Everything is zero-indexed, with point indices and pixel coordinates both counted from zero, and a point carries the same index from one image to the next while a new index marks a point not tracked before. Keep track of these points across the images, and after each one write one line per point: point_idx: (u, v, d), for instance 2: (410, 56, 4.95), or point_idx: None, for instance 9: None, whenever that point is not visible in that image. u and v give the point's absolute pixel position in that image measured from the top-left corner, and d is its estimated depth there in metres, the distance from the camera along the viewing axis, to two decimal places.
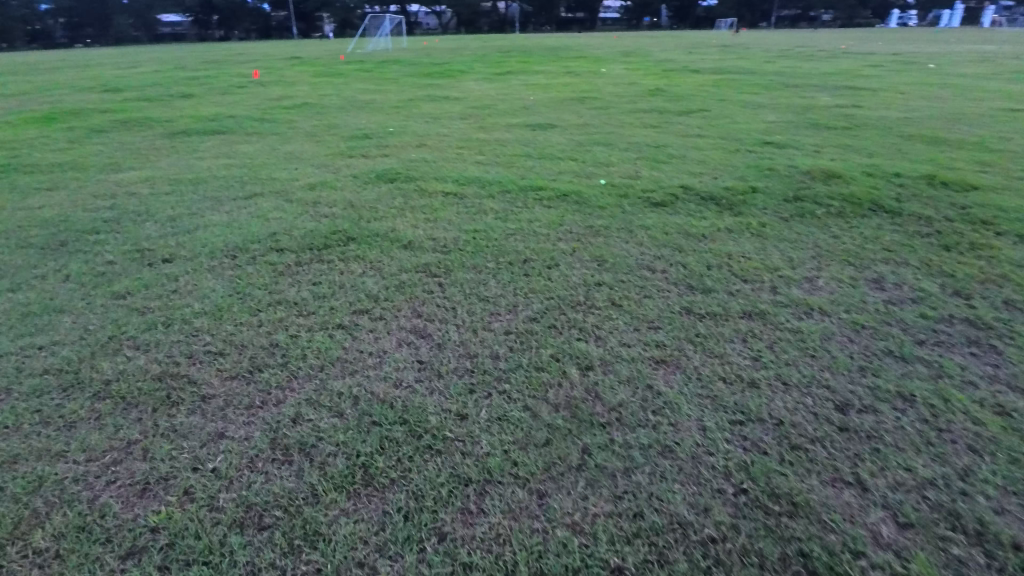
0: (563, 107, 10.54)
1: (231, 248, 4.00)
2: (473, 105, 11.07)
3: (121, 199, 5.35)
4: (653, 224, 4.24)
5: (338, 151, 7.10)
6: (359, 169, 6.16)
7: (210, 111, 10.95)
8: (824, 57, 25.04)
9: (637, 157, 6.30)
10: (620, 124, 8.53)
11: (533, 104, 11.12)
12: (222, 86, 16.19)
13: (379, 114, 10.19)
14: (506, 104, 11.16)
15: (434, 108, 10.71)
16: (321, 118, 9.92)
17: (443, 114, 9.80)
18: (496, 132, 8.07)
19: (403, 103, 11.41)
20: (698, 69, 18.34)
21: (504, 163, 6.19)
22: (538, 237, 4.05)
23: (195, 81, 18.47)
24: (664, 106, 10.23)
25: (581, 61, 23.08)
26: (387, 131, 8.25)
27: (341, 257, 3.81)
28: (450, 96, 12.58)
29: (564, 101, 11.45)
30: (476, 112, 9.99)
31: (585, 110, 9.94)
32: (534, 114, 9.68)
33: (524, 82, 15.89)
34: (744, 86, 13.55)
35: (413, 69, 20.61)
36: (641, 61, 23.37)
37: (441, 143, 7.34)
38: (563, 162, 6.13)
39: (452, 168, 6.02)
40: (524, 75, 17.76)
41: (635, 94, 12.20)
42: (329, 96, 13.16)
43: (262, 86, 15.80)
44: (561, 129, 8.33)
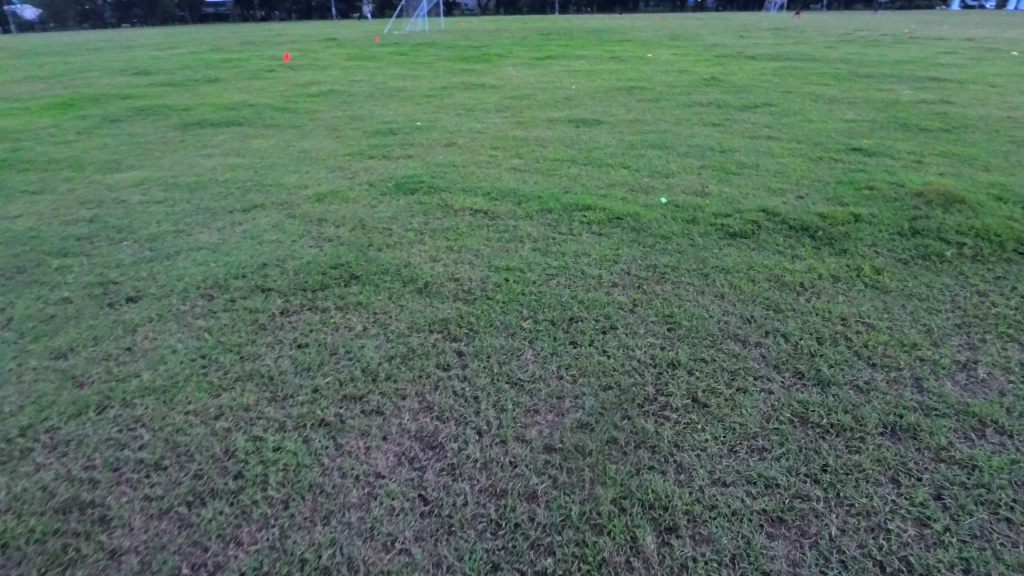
0: (609, 99, 9.55)
1: (206, 287, 3.27)
2: (511, 95, 10.17)
3: (107, 208, 4.72)
4: (734, 269, 3.32)
5: (357, 149, 6.35)
6: (378, 174, 5.39)
7: (232, 98, 10.34)
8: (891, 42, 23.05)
9: (701, 166, 5.35)
10: (674, 121, 7.54)
11: (575, 94, 10.16)
12: (251, 70, 15.61)
13: (409, 104, 9.40)
14: (546, 94, 10.22)
15: (467, 98, 9.85)
16: (346, 107, 9.18)
17: (478, 106, 8.94)
18: (535, 129, 7.19)
19: (435, 92, 10.60)
20: (754, 56, 16.92)
21: (544, 170, 5.33)
22: (587, 282, 3.19)
23: (227, 63, 18.04)
24: (723, 98, 9.14)
25: (626, 45, 21.87)
26: (415, 126, 7.47)
27: (338, 303, 3.05)
28: (487, 84, 11.67)
29: (610, 91, 10.43)
30: (513, 104, 9.10)
31: (634, 103, 8.94)
32: (577, 107, 8.74)
33: (565, 67, 14.83)
34: (810, 75, 12.25)
35: (449, 53, 19.75)
36: (690, 45, 21.89)
37: (473, 142, 6.52)
38: (613, 172, 5.22)
39: (483, 175, 5.20)
40: (566, 60, 16.72)
41: (689, 83, 11.08)
42: (359, 82, 12.46)
43: (292, 70, 15.17)
44: (608, 125, 7.40)
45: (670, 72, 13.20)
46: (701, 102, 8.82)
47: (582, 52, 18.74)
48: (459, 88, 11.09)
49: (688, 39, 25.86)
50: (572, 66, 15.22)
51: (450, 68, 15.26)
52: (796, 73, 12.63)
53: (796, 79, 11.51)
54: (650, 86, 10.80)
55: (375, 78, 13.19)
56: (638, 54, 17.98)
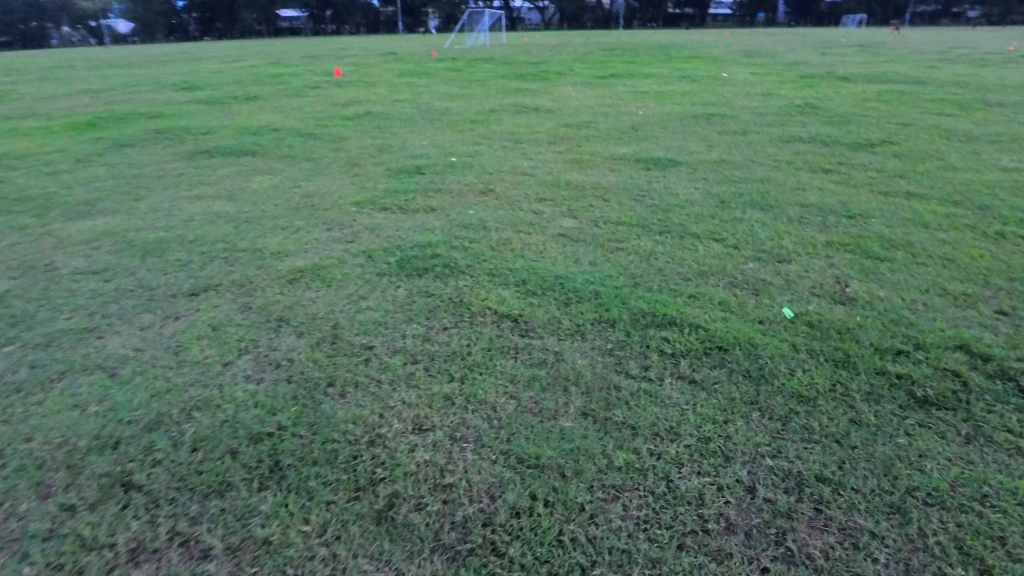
0: (684, 129, 8.02)
1: (47, 471, 2.02)
2: (568, 121, 8.79)
3: (30, 278, 3.66)
4: (955, 504, 1.80)
5: (370, 195, 5.12)
6: (383, 237, 4.11)
7: (261, 120, 9.46)
8: (1006, 62, 20.30)
9: (827, 243, 3.79)
10: (771, 165, 5.97)
11: (643, 121, 8.68)
12: (298, 86, 14.95)
13: (450, 131, 8.20)
14: (608, 120, 8.78)
15: (516, 124, 8.54)
16: (378, 135, 8.06)
17: (528, 137, 7.61)
18: (595, 172, 5.77)
19: (481, 116, 9.40)
20: (847, 76, 14.90)
21: (604, 242, 3.90)
22: (678, 517, 1.77)
23: (279, 78, 17.62)
24: (829, 133, 7.44)
25: (697, 62, 20.20)
26: (448, 162, 6.23)
27: (233, 532, 1.75)
28: (540, 107, 10.35)
29: (684, 118, 8.88)
30: (569, 134, 7.71)
31: (717, 136, 7.40)
32: (646, 140, 7.29)
33: (631, 88, 13.34)
34: (927, 102, 10.26)
35: (506, 69, 18.70)
36: (771, 64, 19.91)
37: (514, 189, 5.18)
38: (701, 249, 3.73)
39: (519, 247, 3.84)
40: (631, 79, 15.29)
41: (782, 110, 9.36)
42: (403, 103, 11.45)
43: (338, 88, 14.37)
44: (686, 166, 5.90)
45: (754, 95, 11.49)
46: (802, 138, 7.16)
47: (649, 70, 17.20)
48: (510, 112, 9.81)
49: (767, 56, 23.80)
50: (638, 86, 13.74)
51: (504, 86, 14.05)
52: (908, 99, 10.67)
53: (910, 107, 9.67)
54: (733, 113, 9.17)
55: (421, 98, 12.13)
56: (712, 72, 16.27)
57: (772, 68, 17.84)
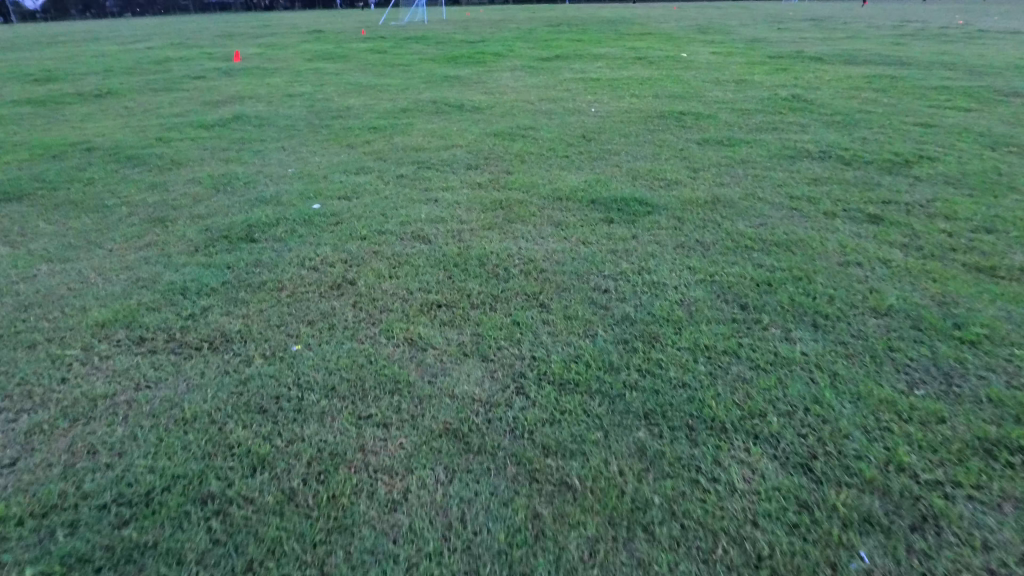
0: (651, 139, 6.03)
1: None
2: (498, 127, 6.64)
3: None
4: None
5: (133, 305, 2.94)
6: (76, 453, 1.98)
7: (86, 132, 6.99)
8: (969, 39, 19.28)
9: (981, 445, 1.89)
10: (785, 208, 4.03)
11: (596, 126, 6.62)
12: (179, 76, 12.26)
13: (335, 149, 5.96)
14: (551, 124, 6.67)
15: (428, 134, 6.35)
16: (229, 157, 5.74)
17: (439, 157, 5.45)
18: (526, 230, 3.70)
19: (387, 119, 7.19)
20: (819, 57, 13.26)
21: (532, 453, 1.88)
22: None
23: (163, 64, 14.75)
24: (843, 145, 5.55)
25: (651, 40, 18.32)
26: (305, 212, 4.07)
27: None
28: (466, 104, 8.12)
29: (648, 121, 6.86)
30: (496, 151, 5.59)
31: (697, 154, 5.42)
32: (602, 160, 5.25)
33: (580, 73, 11.22)
34: (931, 91, 8.58)
35: (439, 50, 16.34)
36: (730, 42, 18.19)
37: (387, 280, 3.07)
38: (735, 486, 1.76)
39: (349, 490, 1.78)
40: (580, 61, 13.24)
41: (767, 105, 7.46)
42: (296, 99, 9.07)
43: (226, 78, 11.74)
44: (664, 213, 3.90)
45: (725, 83, 9.55)
46: (812, 155, 5.26)
47: (600, 51, 15.12)
48: (425, 113, 7.59)
49: (725, 34, 22.02)
50: (588, 71, 11.63)
51: (429, 74, 11.71)
52: (906, 87, 8.93)
53: (913, 99, 8.03)
54: (708, 111, 7.22)
55: (321, 91, 9.70)
56: (671, 54, 14.35)
57: (734, 48, 16.02)
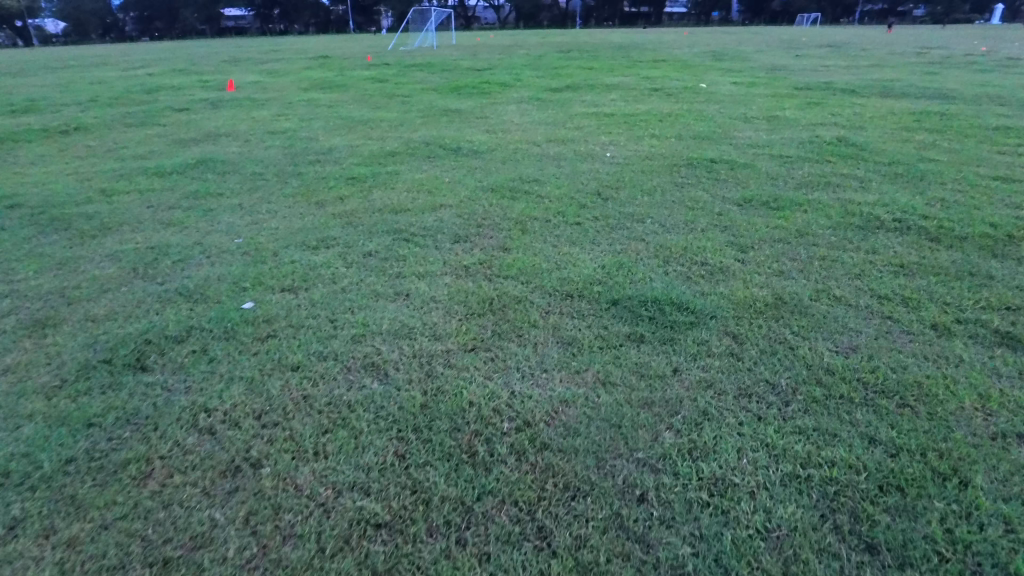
0: (679, 197, 5.00)
1: None
2: (497, 178, 5.66)
3: None
4: None
5: None
6: None
7: (22, 181, 6.07)
8: (998, 68, 18.41)
9: None
10: (875, 317, 2.98)
11: (613, 178, 5.62)
12: (161, 107, 11.47)
13: (301, 208, 5.00)
14: (559, 176, 5.69)
15: (414, 189, 5.39)
16: (171, 220, 4.77)
17: (422, 223, 4.46)
18: (523, 356, 2.65)
19: (370, 166, 6.26)
20: (849, 89, 12.34)
21: None
22: None
23: (151, 93, 14.04)
24: (919, 209, 4.51)
25: (665, 68, 17.53)
26: (229, 314, 3.07)
27: None
28: (464, 146, 7.17)
29: (673, 171, 5.85)
30: (493, 215, 4.59)
31: (740, 221, 4.38)
32: (622, 231, 4.23)
33: (591, 107, 10.33)
34: (990, 133, 7.57)
35: (442, 79, 15.60)
36: (749, 71, 17.36)
37: (312, 464, 2.04)
38: None
39: None
40: (592, 92, 12.37)
41: (811, 152, 6.44)
42: (276, 137, 8.18)
43: (209, 110, 10.89)
44: (713, 326, 2.85)
45: (755, 121, 8.54)
46: (885, 226, 4.22)
47: (613, 81, 14.24)
48: (415, 158, 6.63)
49: (743, 61, 21.20)
50: (601, 104, 10.69)
51: (428, 107, 10.82)
52: (962, 128, 7.91)
53: (974, 142, 7.03)
54: (743, 159, 6.19)
55: (306, 128, 8.80)
56: (688, 84, 13.48)
57: (755, 78, 15.10)
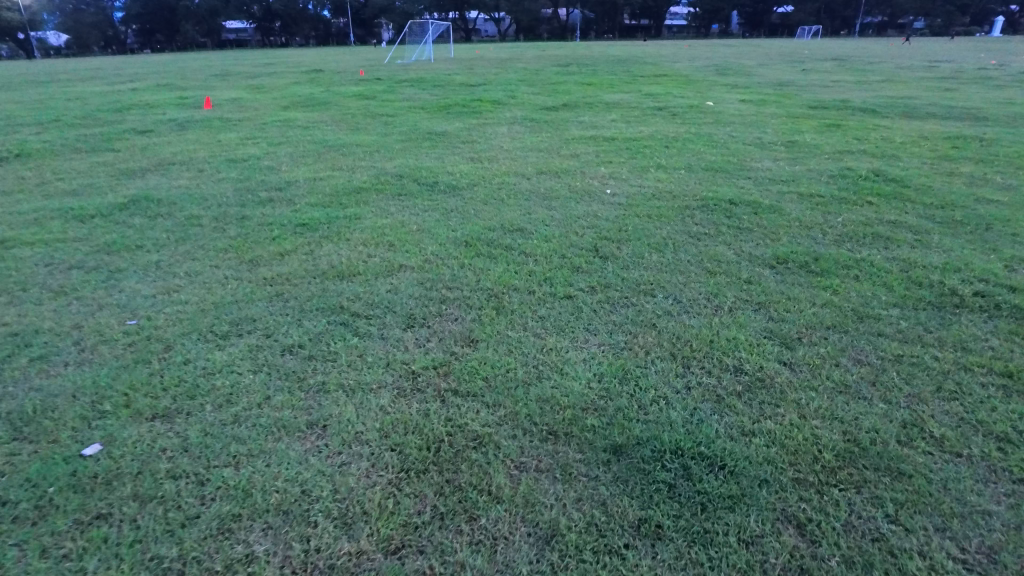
0: (695, 256, 4.03)
1: None
2: (474, 226, 4.71)
3: None
4: None
5: None
6: None
7: None
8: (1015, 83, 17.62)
9: None
10: (1001, 481, 2.03)
11: (613, 226, 4.66)
12: (123, 129, 10.60)
13: (227, 270, 4.04)
14: (549, 222, 4.76)
15: (373, 241, 4.45)
16: (60, 287, 3.81)
17: (370, 296, 3.50)
18: (475, 571, 1.72)
19: (326, 207, 5.33)
20: (867, 108, 11.47)
21: None
22: None
23: (120, 112, 13.18)
24: (1002, 277, 3.57)
25: (668, 84, 16.72)
26: (60, 470, 2.13)
27: None
28: (442, 179, 6.23)
29: (685, 216, 4.91)
30: (462, 284, 3.63)
31: (777, 294, 3.42)
32: (625, 310, 3.26)
33: (590, 129, 9.45)
34: None
35: (433, 96, 14.77)
36: (756, 87, 16.52)
37: None
38: None
39: None
40: (590, 111, 11.52)
41: (845, 190, 5.49)
42: (234, 167, 7.28)
43: (172, 133, 9.97)
44: (763, 504, 1.91)
45: (772, 149, 7.62)
46: (965, 304, 3.28)
47: (613, 98, 13.37)
48: (382, 196, 5.68)
49: (748, 76, 20.40)
50: (600, 125, 9.76)
51: (411, 129, 9.93)
52: (1008, 156, 7.00)
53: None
54: (767, 201, 5.24)
55: (271, 156, 7.90)
56: (694, 102, 12.63)
57: (764, 96, 14.21)
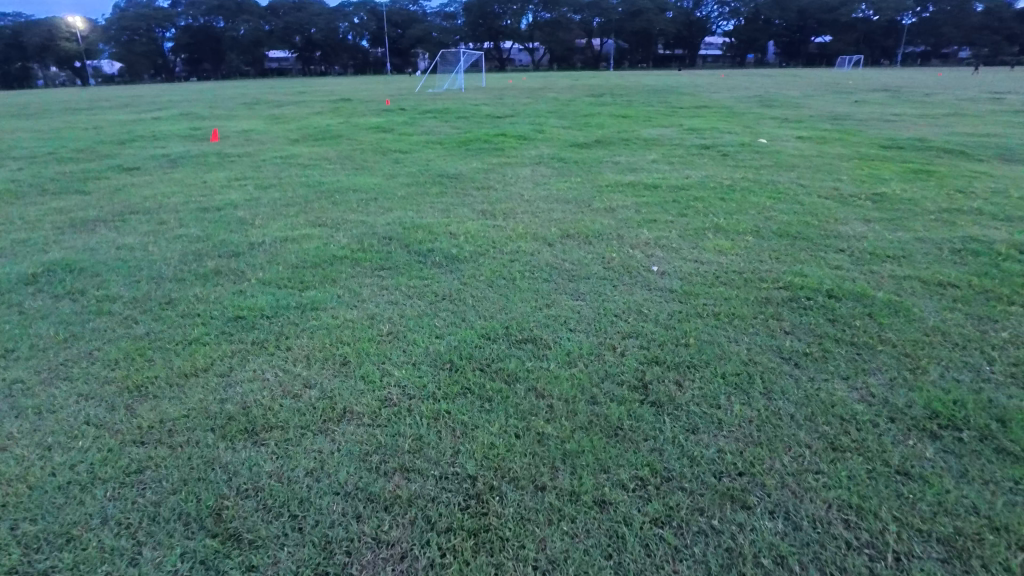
0: (801, 406, 2.58)
1: None
2: (468, 329, 3.35)
3: None
4: None
5: None
6: None
7: None
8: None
9: None
10: None
11: (666, 337, 3.23)
12: (111, 165, 9.70)
13: (94, 407, 2.73)
14: (574, 325, 3.39)
15: (322, 354, 3.14)
16: None
17: (273, 486, 2.15)
18: None
19: (282, 287, 4.07)
20: (951, 148, 9.89)
21: None
22: None
23: (122, 145, 12.40)
24: None
25: (711, 117, 15.37)
26: None
27: None
28: (441, 243, 4.94)
29: (768, 316, 3.47)
30: (426, 464, 2.24)
31: (970, 518, 1.96)
32: (701, 551, 1.84)
33: (626, 172, 8.11)
34: None
35: (455, 129, 13.71)
36: (809, 121, 15.06)
37: None
38: None
39: None
40: (626, 149, 10.22)
41: (985, 276, 3.99)
42: (202, 219, 6.14)
43: (158, 172, 8.97)
44: None
45: (856, 204, 6.15)
46: None
47: (652, 134, 12.04)
48: (358, 270, 4.38)
49: (796, 109, 18.83)
50: (638, 167, 8.43)
51: (422, 169, 8.76)
52: None
53: None
54: (880, 292, 3.77)
55: (251, 204, 6.76)
56: (744, 138, 11.22)
57: (822, 132, 12.64)
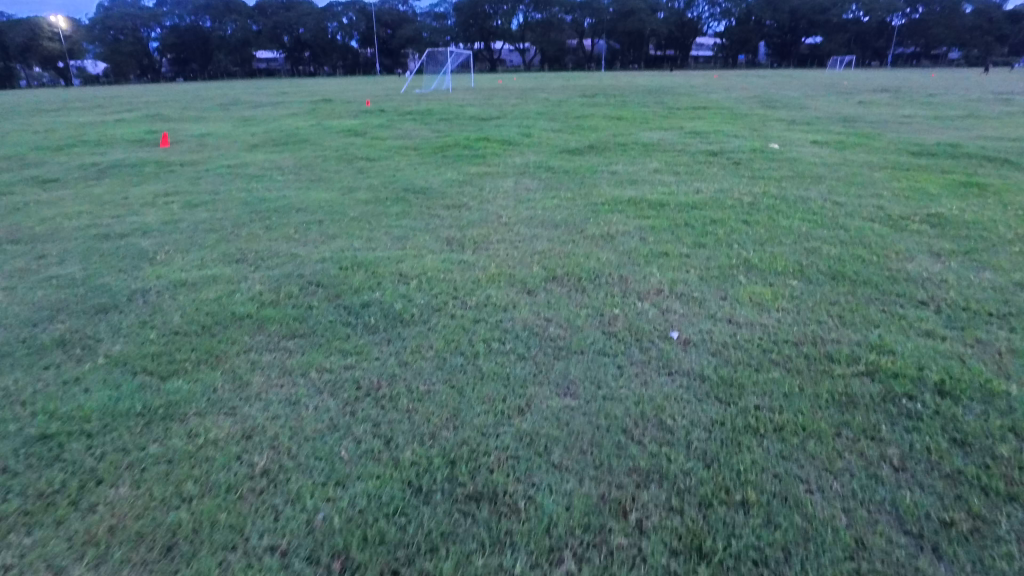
0: None
1: None
2: (391, 466, 2.12)
3: None
4: None
5: None
6: None
7: None
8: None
9: None
10: None
11: (705, 484, 2.01)
12: (29, 175, 8.40)
13: None
14: (558, 454, 2.16)
15: (140, 525, 1.90)
16: None
17: None
18: None
19: (138, 371, 2.82)
20: (991, 154, 8.74)
21: None
22: None
23: (59, 151, 11.08)
24: None
25: (713, 118, 14.22)
26: None
27: None
28: (382, 291, 3.69)
29: (859, 436, 2.25)
30: None
31: None
32: None
33: (625, 185, 6.91)
34: None
35: (435, 132, 12.48)
36: (819, 123, 13.93)
37: None
38: None
39: None
40: (623, 155, 9.02)
41: None
42: (94, 251, 4.87)
43: (77, 185, 7.68)
44: None
45: (913, 228, 4.95)
46: None
47: (651, 138, 10.85)
48: (256, 341, 3.11)
49: (802, 110, 17.72)
50: (638, 179, 7.23)
51: (387, 181, 7.52)
52: None
53: None
54: (1010, 382, 2.55)
55: (166, 230, 5.50)
56: (754, 143, 10.05)
57: (838, 136, 11.46)
